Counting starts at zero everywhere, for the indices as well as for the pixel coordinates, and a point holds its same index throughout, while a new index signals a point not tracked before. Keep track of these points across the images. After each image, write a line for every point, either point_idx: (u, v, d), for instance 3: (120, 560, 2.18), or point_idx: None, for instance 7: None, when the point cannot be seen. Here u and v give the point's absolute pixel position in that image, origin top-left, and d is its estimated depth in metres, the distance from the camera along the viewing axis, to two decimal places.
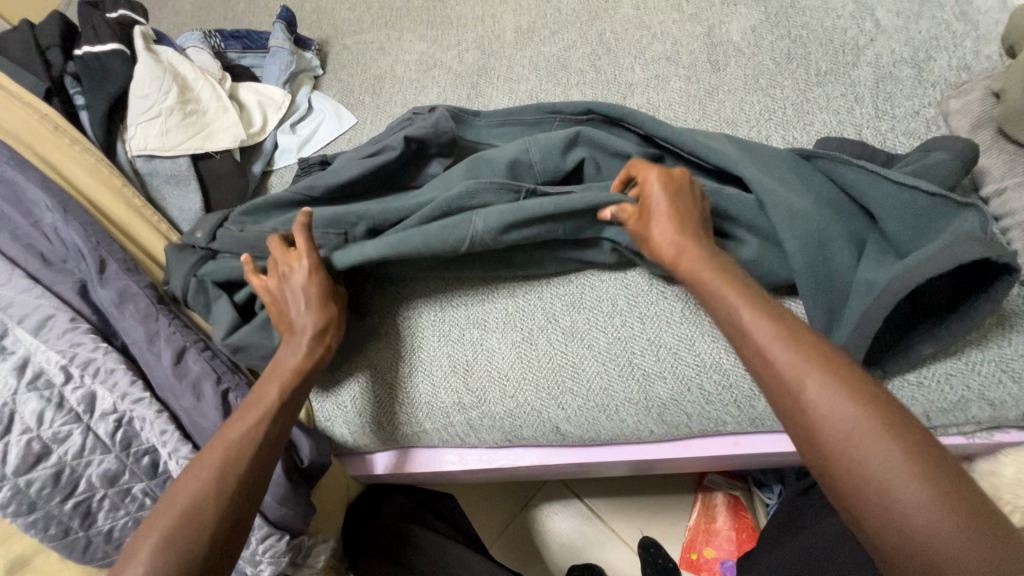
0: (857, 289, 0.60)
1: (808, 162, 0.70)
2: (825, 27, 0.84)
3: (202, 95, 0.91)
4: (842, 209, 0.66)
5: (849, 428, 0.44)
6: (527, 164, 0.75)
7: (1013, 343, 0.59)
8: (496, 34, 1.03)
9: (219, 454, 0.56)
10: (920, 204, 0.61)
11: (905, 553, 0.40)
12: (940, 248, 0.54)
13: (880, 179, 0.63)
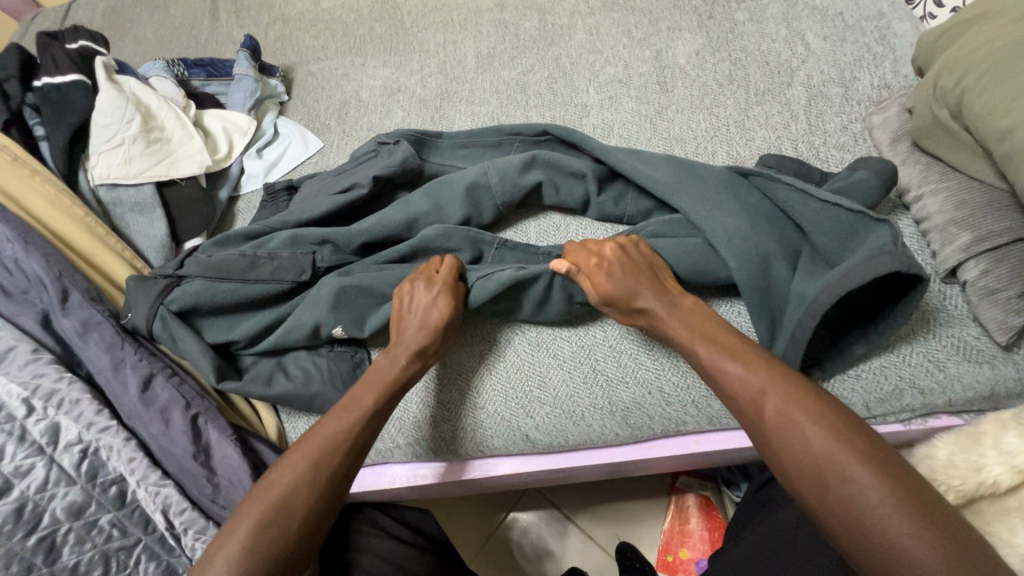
0: (791, 301, 0.66)
1: (746, 179, 0.75)
2: (761, 50, 0.91)
3: (166, 122, 0.92)
4: (779, 221, 0.72)
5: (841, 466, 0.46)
6: (486, 187, 0.79)
7: (937, 335, 0.64)
8: (458, 59, 1.07)
9: (312, 447, 0.57)
10: (842, 219, 0.67)
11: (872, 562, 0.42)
12: (862, 261, 0.60)
13: (809, 194, 0.69)
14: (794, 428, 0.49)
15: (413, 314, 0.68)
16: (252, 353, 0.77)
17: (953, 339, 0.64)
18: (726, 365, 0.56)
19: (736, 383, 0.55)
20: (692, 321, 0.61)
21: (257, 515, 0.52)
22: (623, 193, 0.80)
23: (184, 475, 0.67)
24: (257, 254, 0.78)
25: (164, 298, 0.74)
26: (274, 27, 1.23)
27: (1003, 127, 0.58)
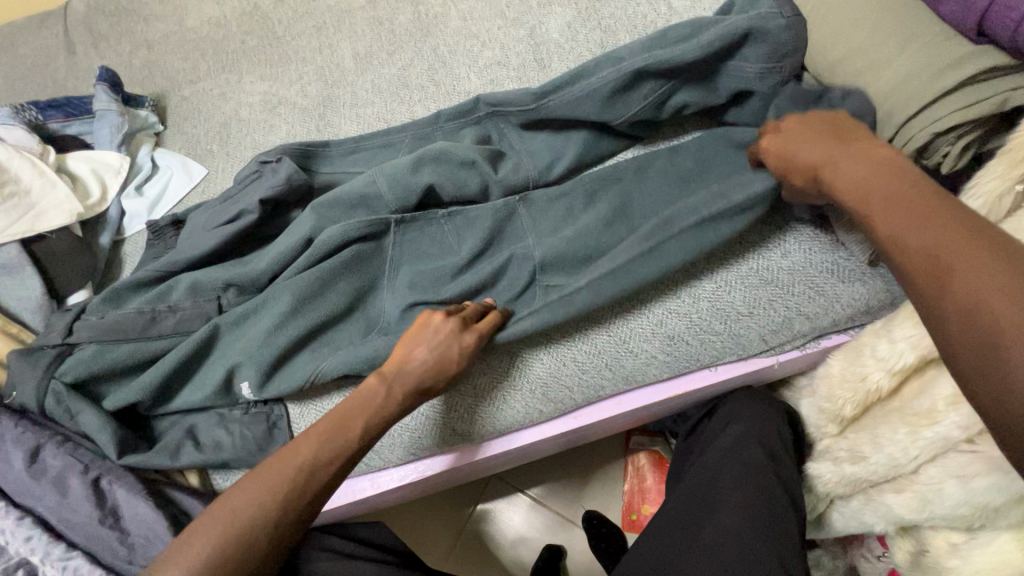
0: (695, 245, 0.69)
1: (661, 109, 0.71)
2: (628, 15, 0.93)
3: (22, 174, 0.85)
4: (676, 175, 0.73)
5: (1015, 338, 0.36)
6: (377, 195, 0.77)
7: (822, 269, 0.69)
8: (336, 62, 1.04)
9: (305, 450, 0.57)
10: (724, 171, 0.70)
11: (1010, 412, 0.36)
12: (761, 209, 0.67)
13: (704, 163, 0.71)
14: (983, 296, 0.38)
15: (421, 346, 0.62)
16: (160, 411, 0.73)
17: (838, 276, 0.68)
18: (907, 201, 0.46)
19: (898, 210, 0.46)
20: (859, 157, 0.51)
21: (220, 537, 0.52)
22: (518, 166, 0.79)
23: (94, 542, 0.62)
24: (156, 308, 0.74)
25: (55, 370, 0.69)
26: (138, 55, 1.15)
27: (832, 60, 0.63)
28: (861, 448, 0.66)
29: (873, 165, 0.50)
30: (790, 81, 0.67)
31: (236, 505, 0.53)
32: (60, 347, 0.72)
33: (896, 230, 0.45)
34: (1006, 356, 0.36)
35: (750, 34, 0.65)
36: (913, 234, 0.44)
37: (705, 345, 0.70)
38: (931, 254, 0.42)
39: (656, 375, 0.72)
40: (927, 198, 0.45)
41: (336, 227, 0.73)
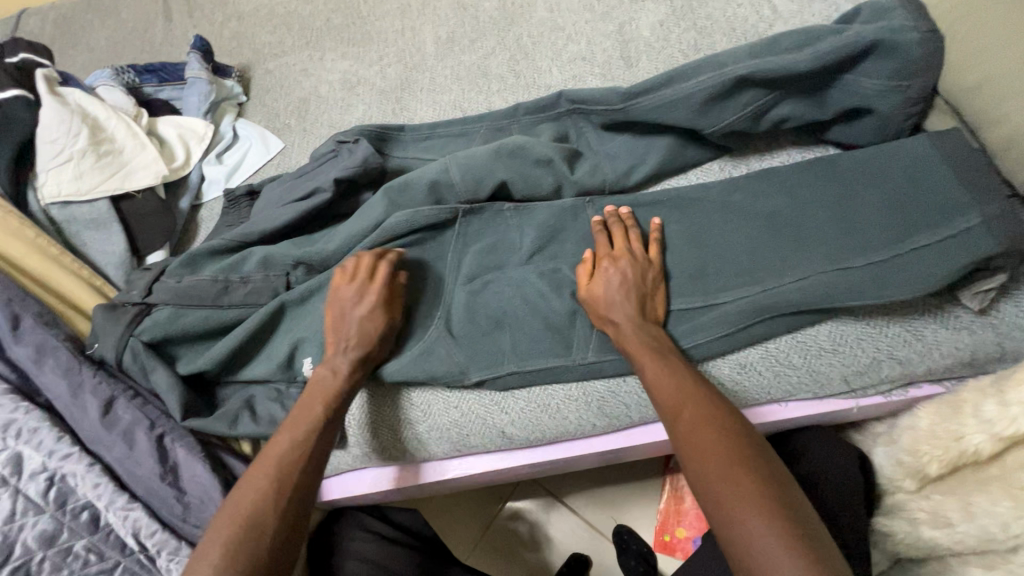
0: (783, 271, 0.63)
1: (760, 121, 0.66)
2: (727, 17, 0.88)
3: (117, 134, 0.89)
4: (768, 192, 0.68)
5: (753, 524, 0.45)
6: (448, 184, 0.75)
7: (923, 312, 0.63)
8: (417, 46, 1.03)
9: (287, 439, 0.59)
10: (822, 193, 0.65)
11: None
12: (861, 239, 0.61)
13: (800, 184, 0.66)
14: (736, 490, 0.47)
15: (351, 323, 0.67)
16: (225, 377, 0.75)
17: (941, 321, 0.62)
18: (678, 398, 0.56)
19: (676, 401, 0.56)
20: (646, 338, 0.62)
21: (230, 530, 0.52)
22: (596, 167, 0.76)
23: (152, 496, 0.65)
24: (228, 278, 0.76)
25: (135, 328, 0.71)
26: (229, 25, 1.19)
27: (971, 83, 0.58)
28: (946, 513, 0.62)
29: (650, 338, 0.62)
30: (913, 102, 0.61)
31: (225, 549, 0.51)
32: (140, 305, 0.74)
33: (686, 439, 0.53)
34: (769, 552, 0.44)
35: (876, 47, 0.59)
36: (696, 438, 0.52)
37: (778, 379, 0.65)
38: (700, 457, 0.51)
39: None
40: (701, 410, 0.54)
41: (408, 214, 0.74)
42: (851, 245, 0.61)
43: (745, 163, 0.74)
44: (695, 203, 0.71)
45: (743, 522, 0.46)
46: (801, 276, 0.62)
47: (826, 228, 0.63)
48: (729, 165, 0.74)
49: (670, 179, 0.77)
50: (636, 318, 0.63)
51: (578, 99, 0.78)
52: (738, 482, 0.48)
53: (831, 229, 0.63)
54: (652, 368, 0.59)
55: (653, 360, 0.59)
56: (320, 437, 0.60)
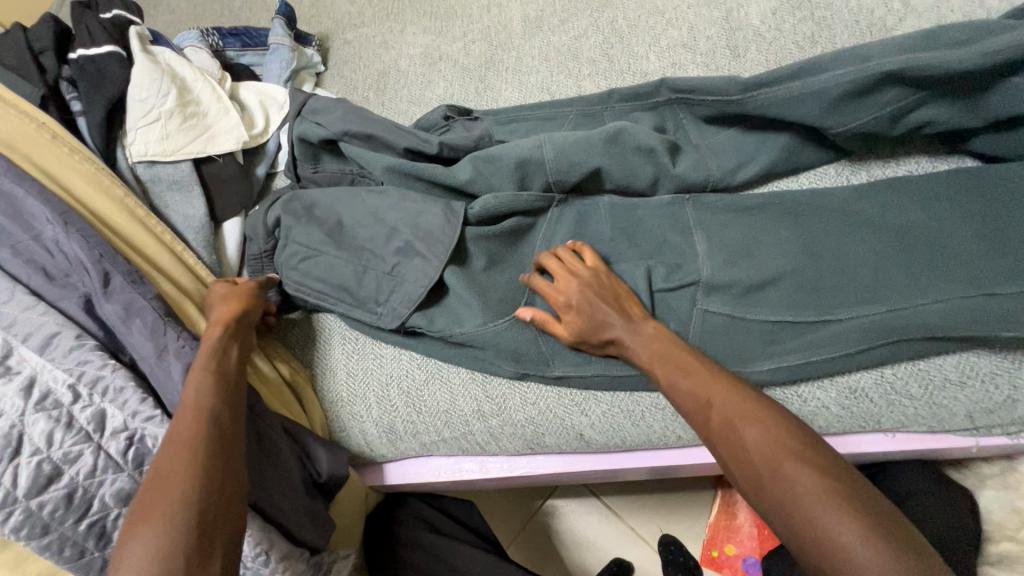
0: (920, 295, 0.58)
1: (899, 123, 0.60)
2: (849, 8, 0.81)
3: (202, 96, 0.88)
4: (897, 204, 0.62)
5: (805, 506, 0.43)
6: (539, 160, 0.71)
7: None
8: (504, 24, 0.99)
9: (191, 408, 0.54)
10: (964, 214, 0.59)
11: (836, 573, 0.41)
12: (1005, 264, 0.56)
13: (936, 198, 0.61)
14: (789, 480, 0.45)
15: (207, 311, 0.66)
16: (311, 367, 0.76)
17: None
18: (699, 397, 0.54)
19: (697, 398, 0.54)
20: (657, 340, 0.59)
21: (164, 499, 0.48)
22: (701, 162, 0.71)
23: None
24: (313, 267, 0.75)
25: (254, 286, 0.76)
26: None
27: None
28: None
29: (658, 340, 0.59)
30: None
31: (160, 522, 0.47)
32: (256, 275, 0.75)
33: (720, 436, 0.51)
34: (836, 536, 0.41)
35: None
36: (732, 440, 0.49)
37: (894, 408, 0.60)
38: (738, 457, 0.49)
39: (823, 428, 0.63)
40: (726, 401, 0.52)
41: (501, 195, 0.71)
42: (994, 268, 0.56)
43: (867, 169, 0.68)
44: (815, 211, 0.65)
45: (801, 508, 0.44)
46: (936, 304, 0.56)
47: (966, 250, 0.58)
48: (847, 170, 0.68)
49: (779, 181, 0.71)
50: (627, 327, 0.61)
51: (684, 86, 0.72)
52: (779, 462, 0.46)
53: (975, 247, 0.58)
54: (666, 375, 0.57)
55: (665, 365, 0.57)
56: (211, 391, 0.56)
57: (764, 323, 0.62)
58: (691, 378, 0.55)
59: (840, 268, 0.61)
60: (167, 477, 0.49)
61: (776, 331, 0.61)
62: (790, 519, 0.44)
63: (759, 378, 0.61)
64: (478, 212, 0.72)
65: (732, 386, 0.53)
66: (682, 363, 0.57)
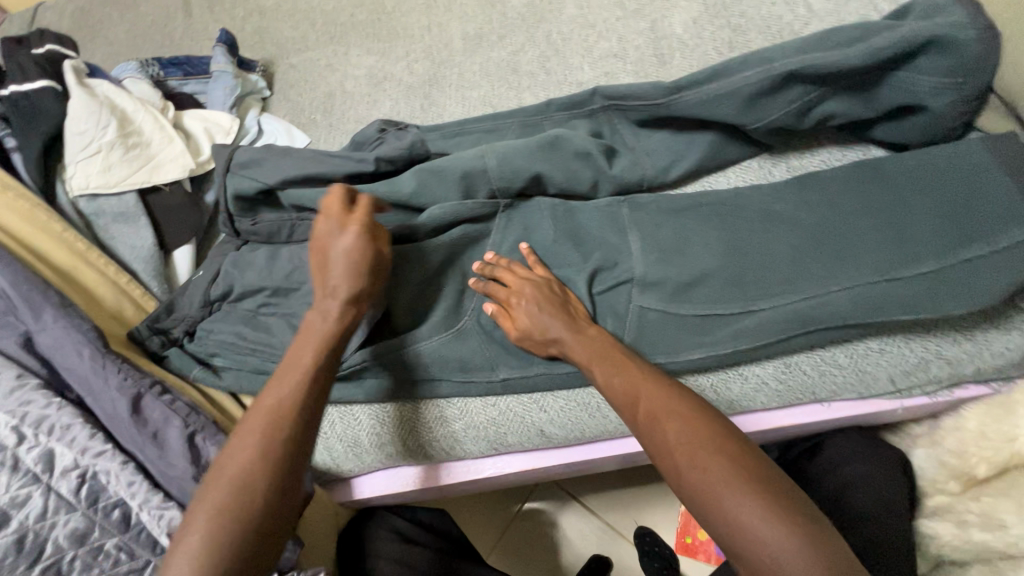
0: (837, 272, 0.62)
1: (808, 116, 0.65)
2: (761, 15, 0.87)
3: (144, 126, 0.87)
4: (810, 192, 0.67)
5: (723, 501, 0.47)
6: (482, 171, 0.75)
7: (981, 327, 0.62)
8: (445, 42, 1.02)
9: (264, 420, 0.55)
10: (871, 195, 0.64)
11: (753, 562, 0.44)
12: (910, 239, 0.61)
13: (846, 184, 0.66)
14: (713, 478, 0.48)
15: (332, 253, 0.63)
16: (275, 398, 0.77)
17: (1005, 345, 0.61)
18: (633, 395, 0.56)
19: (631, 394, 0.57)
20: (593, 343, 0.63)
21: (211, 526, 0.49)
22: (635, 163, 0.75)
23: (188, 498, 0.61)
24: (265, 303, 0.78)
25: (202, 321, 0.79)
26: (251, 20, 1.18)
27: None
28: (999, 515, 0.61)
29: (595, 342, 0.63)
30: (969, 101, 0.60)
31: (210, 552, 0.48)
32: (201, 314, 0.78)
33: (649, 434, 0.53)
34: (754, 529, 0.45)
35: (933, 43, 0.58)
36: (659, 439, 0.52)
37: (824, 378, 0.65)
38: (667, 454, 0.51)
39: (765, 404, 0.67)
40: (656, 401, 0.55)
41: (447, 205, 0.75)
42: (894, 256, 0.61)
43: (785, 161, 0.73)
44: (740, 202, 0.70)
45: (721, 504, 0.47)
46: (850, 281, 0.61)
47: (875, 229, 0.63)
48: (768, 163, 0.74)
49: (708, 177, 0.76)
50: (573, 329, 0.64)
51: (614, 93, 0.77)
52: (701, 460, 0.49)
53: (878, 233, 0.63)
54: (602, 374, 0.60)
55: (602, 366, 0.60)
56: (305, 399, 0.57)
57: (696, 317, 0.66)
58: (623, 379, 0.58)
59: (763, 254, 0.66)
60: (220, 505, 0.50)
61: (710, 321, 0.66)
62: (712, 515, 0.47)
63: (699, 362, 0.66)
64: (423, 224, 0.75)
65: (662, 387, 0.56)
66: (616, 365, 0.60)
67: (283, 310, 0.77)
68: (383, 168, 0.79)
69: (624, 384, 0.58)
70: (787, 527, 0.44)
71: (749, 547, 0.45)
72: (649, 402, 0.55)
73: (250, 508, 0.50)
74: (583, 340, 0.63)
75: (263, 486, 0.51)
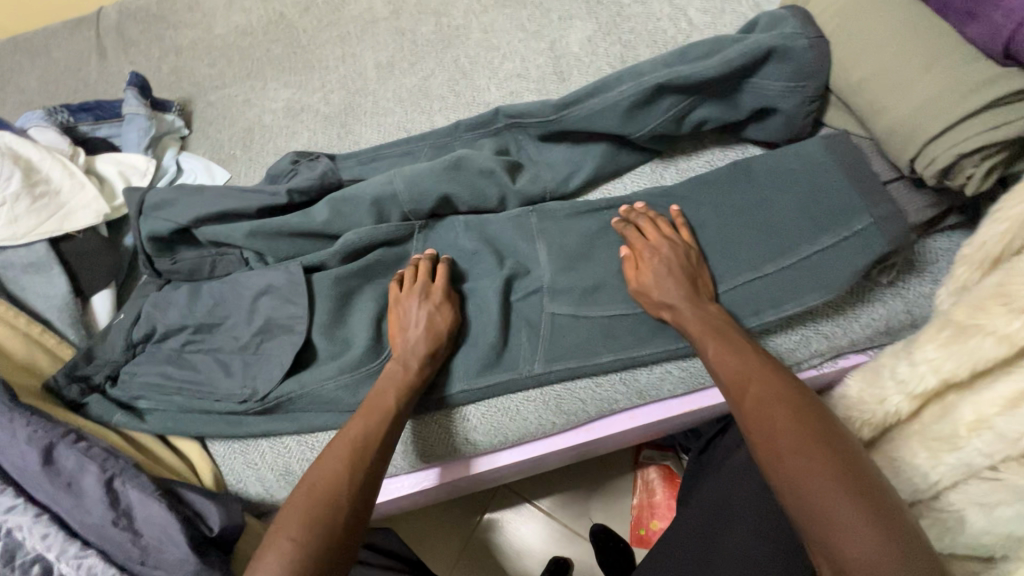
0: (719, 264, 0.69)
1: (683, 122, 0.71)
2: (648, 30, 0.94)
3: (53, 175, 0.86)
4: (692, 192, 0.73)
5: (831, 501, 0.47)
6: (392, 195, 0.77)
7: (850, 302, 0.68)
8: (359, 72, 1.05)
9: (343, 454, 0.60)
10: (744, 191, 0.70)
11: (845, 563, 0.45)
12: (779, 227, 0.67)
13: (723, 181, 0.72)
14: (822, 473, 0.48)
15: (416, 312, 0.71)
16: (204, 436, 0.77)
17: (870, 316, 0.68)
18: (745, 380, 0.57)
19: (741, 376, 0.58)
20: (708, 317, 0.64)
21: (294, 540, 0.53)
22: (537, 176, 0.80)
23: (109, 543, 0.61)
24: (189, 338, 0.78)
25: (127, 363, 0.78)
26: (167, 60, 1.18)
27: (856, 81, 0.64)
28: None
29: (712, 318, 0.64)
30: (812, 100, 0.68)
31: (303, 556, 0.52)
32: (124, 357, 0.78)
33: (757, 420, 0.54)
34: (849, 531, 0.45)
35: (773, 53, 0.66)
36: (776, 423, 0.53)
37: None
38: (779, 443, 0.52)
39: (671, 391, 0.73)
40: (773, 387, 0.56)
41: (362, 230, 0.78)
42: (764, 251, 0.67)
43: (673, 164, 0.79)
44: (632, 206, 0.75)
45: (824, 502, 0.47)
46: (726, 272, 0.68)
47: (750, 221, 0.69)
48: (659, 168, 0.80)
49: (606, 184, 0.81)
50: (684, 295, 0.65)
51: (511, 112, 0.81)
52: (817, 453, 0.50)
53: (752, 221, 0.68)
54: (714, 351, 0.61)
55: (717, 343, 0.61)
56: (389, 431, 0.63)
57: (601, 320, 0.71)
58: (731, 364, 0.59)
59: None
60: (323, 520, 0.55)
61: (614, 319, 0.71)
62: (809, 514, 0.48)
63: (606, 360, 0.71)
64: (340, 250, 0.78)
65: (776, 373, 0.57)
66: (736, 347, 0.60)
67: (207, 347, 0.77)
68: (296, 199, 0.81)
69: (733, 368, 0.59)
70: (875, 530, 0.45)
71: (838, 551, 0.46)
72: (754, 389, 0.56)
73: (332, 522, 0.55)
74: (693, 320, 0.64)
75: (338, 502, 0.56)
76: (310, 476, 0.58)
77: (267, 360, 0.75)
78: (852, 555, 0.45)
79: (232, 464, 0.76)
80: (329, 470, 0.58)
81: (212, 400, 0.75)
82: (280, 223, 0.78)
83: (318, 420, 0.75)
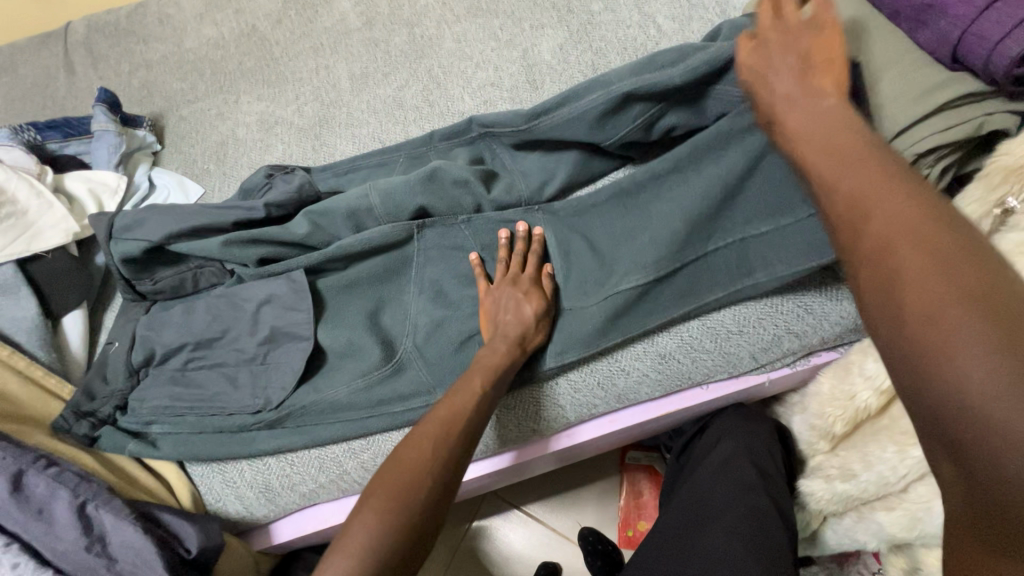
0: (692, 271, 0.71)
1: (654, 128, 0.72)
2: (618, 37, 0.96)
3: (19, 194, 0.85)
4: None
5: (960, 356, 0.29)
6: (368, 209, 0.77)
7: (819, 300, 0.70)
8: (332, 83, 1.05)
9: (437, 432, 0.58)
10: None
11: (967, 445, 0.29)
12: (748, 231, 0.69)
13: None
14: (950, 313, 0.30)
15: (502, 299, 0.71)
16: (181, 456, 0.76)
17: (838, 314, 0.70)
18: (856, 193, 0.36)
19: (847, 181, 0.37)
20: (829, 110, 0.43)
21: (389, 514, 0.52)
22: (511, 184, 0.80)
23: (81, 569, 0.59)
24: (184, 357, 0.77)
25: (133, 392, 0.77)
26: (137, 75, 1.16)
27: None
28: (851, 466, 0.67)
29: (823, 111, 0.43)
30: None
31: (392, 534, 0.51)
32: (129, 386, 0.77)
33: (870, 242, 0.34)
34: (993, 401, 0.28)
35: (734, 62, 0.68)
36: (901, 253, 0.33)
37: (696, 363, 0.72)
38: (885, 271, 0.33)
39: (649, 394, 0.74)
40: (894, 191, 0.34)
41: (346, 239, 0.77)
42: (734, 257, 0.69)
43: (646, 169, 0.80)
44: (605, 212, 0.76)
45: (951, 353, 0.29)
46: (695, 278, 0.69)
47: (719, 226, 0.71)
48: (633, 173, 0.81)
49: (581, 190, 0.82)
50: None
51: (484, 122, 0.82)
52: (958, 286, 0.30)
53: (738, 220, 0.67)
54: (819, 156, 0.40)
55: (836, 143, 0.40)
56: (476, 411, 0.62)
57: (576, 326, 0.71)
58: (859, 160, 0.37)
59: None
60: (416, 497, 0.54)
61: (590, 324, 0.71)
62: (916, 360, 0.31)
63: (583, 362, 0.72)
64: (321, 258, 0.77)
65: (888, 179, 0.35)
66: (864, 143, 0.39)
67: (211, 362, 0.77)
68: (273, 213, 0.81)
69: (839, 173, 0.37)
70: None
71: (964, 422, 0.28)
72: (860, 190, 0.36)
73: (423, 500, 0.54)
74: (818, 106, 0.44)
75: (430, 481, 0.55)
76: (404, 445, 0.58)
77: (278, 369, 0.75)
78: (986, 435, 0.28)
79: (210, 483, 0.75)
80: (423, 443, 0.57)
81: (194, 418, 0.75)
82: (254, 239, 0.78)
83: (300, 437, 0.74)
